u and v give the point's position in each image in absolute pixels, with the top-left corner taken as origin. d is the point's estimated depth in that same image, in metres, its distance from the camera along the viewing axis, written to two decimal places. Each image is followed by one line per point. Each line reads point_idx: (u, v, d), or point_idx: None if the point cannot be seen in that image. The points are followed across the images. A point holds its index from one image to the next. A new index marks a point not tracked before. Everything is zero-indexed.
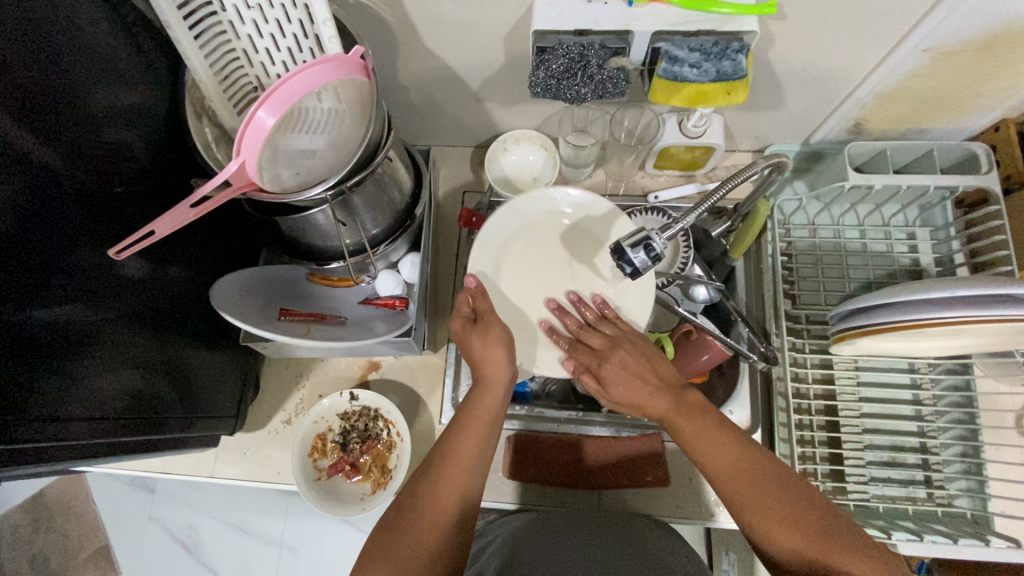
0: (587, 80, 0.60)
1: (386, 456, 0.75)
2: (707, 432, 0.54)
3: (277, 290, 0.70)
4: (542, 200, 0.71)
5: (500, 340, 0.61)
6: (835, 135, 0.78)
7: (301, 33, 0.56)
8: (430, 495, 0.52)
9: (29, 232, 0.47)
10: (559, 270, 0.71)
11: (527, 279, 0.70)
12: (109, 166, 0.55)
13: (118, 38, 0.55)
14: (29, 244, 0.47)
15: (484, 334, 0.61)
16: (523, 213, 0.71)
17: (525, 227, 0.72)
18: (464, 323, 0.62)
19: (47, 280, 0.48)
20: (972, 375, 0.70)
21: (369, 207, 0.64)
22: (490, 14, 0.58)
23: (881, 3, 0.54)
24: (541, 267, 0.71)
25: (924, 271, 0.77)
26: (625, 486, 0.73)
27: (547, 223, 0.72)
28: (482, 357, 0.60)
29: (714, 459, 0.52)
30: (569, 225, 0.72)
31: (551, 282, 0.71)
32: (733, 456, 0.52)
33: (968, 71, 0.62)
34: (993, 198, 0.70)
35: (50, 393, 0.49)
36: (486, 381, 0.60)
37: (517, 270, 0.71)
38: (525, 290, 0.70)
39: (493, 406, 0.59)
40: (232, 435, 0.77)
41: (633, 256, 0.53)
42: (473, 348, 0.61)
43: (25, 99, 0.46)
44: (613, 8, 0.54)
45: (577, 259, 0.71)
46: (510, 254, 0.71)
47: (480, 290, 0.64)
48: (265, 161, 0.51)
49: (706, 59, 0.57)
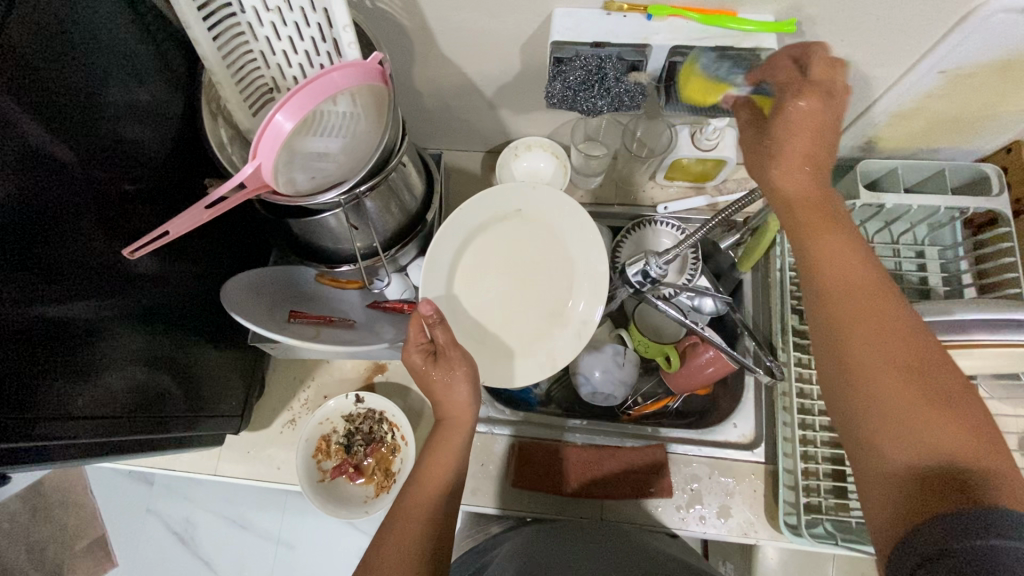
0: (605, 93, 0.58)
1: (389, 459, 0.75)
2: (850, 261, 0.48)
3: (286, 292, 0.69)
4: (505, 198, 0.72)
5: (463, 377, 0.62)
6: (847, 151, 0.78)
7: (319, 37, 0.56)
8: (388, 544, 0.54)
9: (44, 226, 0.47)
10: (538, 282, 0.73)
11: (507, 292, 0.73)
12: (122, 164, 0.55)
13: (135, 36, 0.56)
14: (44, 238, 0.47)
15: (445, 371, 0.62)
16: (497, 229, 0.73)
17: (483, 230, 0.73)
18: (425, 357, 0.62)
19: (57, 277, 0.48)
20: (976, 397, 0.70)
21: (381, 211, 0.65)
22: (508, 22, 0.58)
23: (900, 22, 0.54)
24: (508, 265, 0.73)
25: (932, 291, 0.76)
26: (630, 496, 0.72)
27: (521, 232, 0.74)
28: (443, 399, 0.62)
29: (844, 284, 0.48)
30: (552, 234, 0.73)
31: (510, 283, 0.73)
32: (868, 300, 0.47)
33: (984, 92, 0.62)
34: (1004, 220, 0.70)
35: (61, 388, 0.49)
36: (448, 423, 0.63)
37: (474, 276, 0.73)
38: (483, 293, 0.73)
39: (455, 449, 0.61)
40: (237, 433, 0.77)
41: (631, 275, 0.66)
42: (433, 385, 0.62)
43: (42, 95, 0.46)
44: (632, 22, 0.55)
45: (537, 260, 0.73)
46: (465, 259, 0.73)
47: (438, 321, 0.60)
48: (281, 165, 0.51)
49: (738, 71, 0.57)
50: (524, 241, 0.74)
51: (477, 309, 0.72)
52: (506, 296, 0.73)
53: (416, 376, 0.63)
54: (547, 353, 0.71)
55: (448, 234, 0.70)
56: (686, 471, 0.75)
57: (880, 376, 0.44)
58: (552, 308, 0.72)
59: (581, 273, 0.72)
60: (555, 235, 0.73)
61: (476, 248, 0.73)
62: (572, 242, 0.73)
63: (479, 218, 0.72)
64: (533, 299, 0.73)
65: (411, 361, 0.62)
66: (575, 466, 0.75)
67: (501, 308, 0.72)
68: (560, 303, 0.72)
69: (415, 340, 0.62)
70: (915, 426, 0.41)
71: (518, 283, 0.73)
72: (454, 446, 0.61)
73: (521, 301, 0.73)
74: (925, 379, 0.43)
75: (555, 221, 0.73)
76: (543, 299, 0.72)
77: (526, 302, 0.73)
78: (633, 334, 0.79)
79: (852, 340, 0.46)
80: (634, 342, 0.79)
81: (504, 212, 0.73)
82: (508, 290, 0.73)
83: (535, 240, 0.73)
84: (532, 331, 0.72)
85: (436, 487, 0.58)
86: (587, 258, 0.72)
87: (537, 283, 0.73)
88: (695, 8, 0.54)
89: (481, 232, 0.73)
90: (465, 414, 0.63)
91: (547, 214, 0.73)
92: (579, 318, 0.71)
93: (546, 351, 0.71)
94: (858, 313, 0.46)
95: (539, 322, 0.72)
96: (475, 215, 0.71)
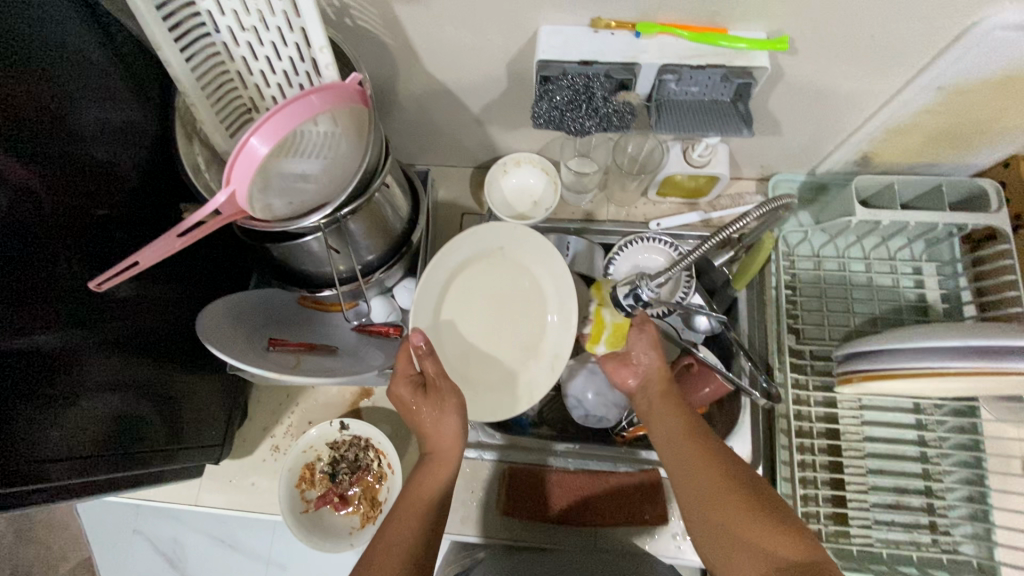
0: (593, 113, 0.57)
1: (376, 488, 0.72)
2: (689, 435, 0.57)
3: (266, 317, 0.67)
4: (487, 237, 0.72)
5: (452, 409, 0.60)
6: (844, 167, 0.76)
7: (297, 57, 0.54)
8: None
9: (15, 258, 0.45)
10: (516, 320, 0.73)
11: (487, 330, 0.73)
12: (94, 189, 0.53)
13: (105, 56, 0.53)
14: (14, 271, 0.45)
15: (435, 404, 0.60)
16: (478, 267, 0.73)
17: (467, 265, 0.73)
18: (414, 389, 0.60)
19: (34, 308, 0.47)
20: (978, 419, 0.68)
21: (363, 234, 0.63)
22: (493, 39, 0.57)
23: (895, 36, 0.53)
24: (489, 302, 0.73)
25: (930, 308, 0.75)
26: (626, 524, 0.71)
27: (500, 270, 0.74)
28: (432, 431, 0.60)
29: (668, 427, 0.59)
30: (528, 272, 0.74)
31: (493, 321, 0.73)
32: (678, 426, 0.58)
33: (981, 107, 0.61)
34: (1005, 236, 0.68)
35: (41, 426, 0.47)
36: (438, 457, 0.60)
37: (460, 310, 0.72)
38: (464, 328, 0.72)
39: (439, 483, 0.59)
40: (219, 462, 0.75)
41: (625, 297, 0.65)
42: (422, 419, 0.60)
43: (10, 122, 0.44)
44: (620, 40, 0.53)
45: (516, 298, 0.74)
46: (452, 295, 0.72)
47: (427, 351, 0.62)
48: (256, 191, 0.49)
49: (737, 98, 0.57)
50: (506, 277, 0.74)
51: (458, 343, 0.72)
52: (485, 332, 0.73)
53: (405, 409, 0.62)
54: (528, 392, 0.71)
55: (437, 270, 0.70)
56: None
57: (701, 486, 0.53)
58: (529, 343, 0.73)
59: (561, 312, 0.73)
60: (533, 272, 0.74)
61: (459, 286, 0.72)
62: (548, 277, 0.73)
63: (462, 257, 0.72)
64: (513, 336, 0.73)
65: (401, 394, 0.61)
66: (566, 493, 0.73)
67: (481, 343, 0.72)
68: (537, 337, 0.73)
69: (404, 371, 0.61)
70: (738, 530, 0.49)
71: (500, 322, 0.73)
72: (440, 480, 0.59)
73: (499, 336, 0.73)
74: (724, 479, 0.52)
75: (536, 257, 0.73)
76: (523, 333, 0.72)
77: (508, 341, 0.73)
78: None
79: (683, 466, 0.55)
80: None
81: (486, 250, 0.73)
82: (486, 324, 0.73)
83: (514, 277, 0.74)
84: (514, 367, 0.72)
85: (414, 528, 0.55)
86: (562, 294, 0.73)
87: (517, 320, 0.73)
88: (685, 25, 0.52)
89: (464, 268, 0.73)
90: (450, 450, 0.60)
91: (528, 252, 0.73)
92: (552, 353, 0.72)
93: (524, 386, 0.72)
94: (708, 482, 0.53)
95: (518, 360, 0.72)
96: (458, 251, 0.71)
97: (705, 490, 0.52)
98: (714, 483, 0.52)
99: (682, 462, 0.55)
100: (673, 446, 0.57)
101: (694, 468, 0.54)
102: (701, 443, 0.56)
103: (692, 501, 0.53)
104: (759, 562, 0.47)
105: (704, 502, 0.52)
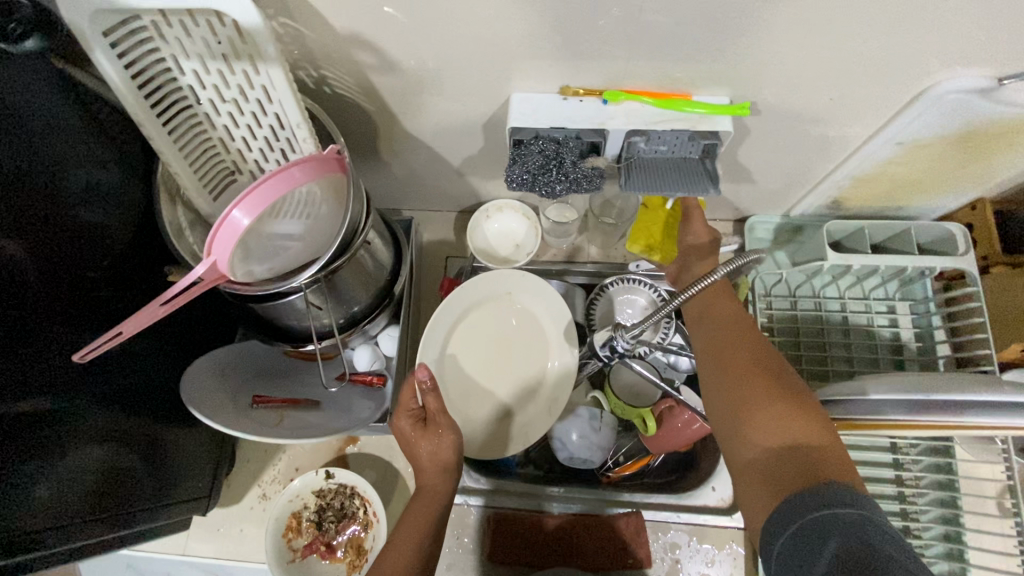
0: (563, 177, 0.58)
1: (361, 536, 0.73)
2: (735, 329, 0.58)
3: (252, 372, 0.68)
4: (494, 283, 0.75)
5: (450, 445, 0.61)
6: (816, 210, 0.78)
7: (277, 124, 0.56)
8: None
9: (12, 331, 0.47)
10: (514, 360, 0.76)
11: (484, 369, 0.75)
12: (84, 256, 0.55)
13: (90, 128, 0.55)
14: (12, 343, 0.47)
15: (432, 438, 0.61)
16: (481, 309, 0.76)
17: (472, 308, 0.76)
18: (414, 423, 0.61)
19: (32, 376, 0.48)
20: (954, 458, 0.69)
21: (351, 286, 0.65)
22: (469, 103, 0.59)
23: (853, 99, 0.55)
24: (489, 342, 0.76)
25: (905, 346, 0.77)
26: (610, 568, 0.73)
27: (499, 311, 0.77)
28: (428, 465, 0.61)
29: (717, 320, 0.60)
30: (527, 314, 0.77)
31: (491, 360, 0.76)
32: (729, 320, 0.59)
33: (943, 158, 0.63)
34: (970, 279, 0.70)
35: (33, 489, 0.49)
36: (429, 490, 0.60)
37: (462, 351, 0.75)
38: (463, 368, 0.74)
39: (431, 517, 0.59)
40: (207, 511, 0.75)
41: (600, 350, 0.64)
42: (418, 452, 0.61)
43: (6, 202, 0.46)
44: (589, 106, 0.55)
45: (515, 339, 0.76)
46: (455, 337, 0.75)
47: (432, 388, 0.61)
48: (237, 259, 0.51)
49: (705, 157, 0.59)
50: (505, 320, 0.77)
51: (459, 380, 0.74)
52: (486, 369, 0.75)
53: (404, 442, 0.63)
54: (523, 430, 0.74)
55: (442, 316, 0.73)
56: (665, 538, 0.74)
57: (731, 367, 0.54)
58: (526, 383, 0.76)
59: (559, 355, 0.76)
60: (536, 315, 0.78)
61: (462, 327, 0.75)
62: (549, 320, 0.77)
63: (470, 301, 0.75)
64: (511, 376, 0.75)
65: (402, 426, 0.62)
66: (547, 535, 0.74)
67: (480, 381, 0.75)
68: (535, 379, 0.76)
69: (407, 406, 0.63)
70: (756, 408, 0.49)
71: (498, 361, 0.76)
72: (431, 516, 0.59)
73: (498, 375, 0.75)
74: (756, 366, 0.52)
75: (537, 300, 0.76)
76: (521, 374, 0.75)
77: (504, 380, 0.75)
78: (608, 398, 0.77)
79: (719, 350, 0.57)
80: (610, 404, 0.78)
81: (493, 293, 0.77)
82: (484, 364, 0.75)
83: (517, 319, 0.77)
84: (508, 404, 0.75)
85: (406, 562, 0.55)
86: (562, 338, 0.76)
87: (517, 359, 0.76)
88: (650, 92, 0.55)
89: (470, 309, 0.76)
90: (442, 482, 0.61)
91: (532, 297, 0.77)
92: (549, 396, 0.75)
93: (519, 426, 0.74)
94: (745, 372, 0.52)
95: (514, 399, 0.75)
96: (468, 294, 0.75)
97: (743, 377, 0.52)
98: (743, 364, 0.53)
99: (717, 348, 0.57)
100: (717, 335, 0.58)
101: (732, 354, 0.55)
102: (749, 337, 0.56)
103: (724, 384, 0.53)
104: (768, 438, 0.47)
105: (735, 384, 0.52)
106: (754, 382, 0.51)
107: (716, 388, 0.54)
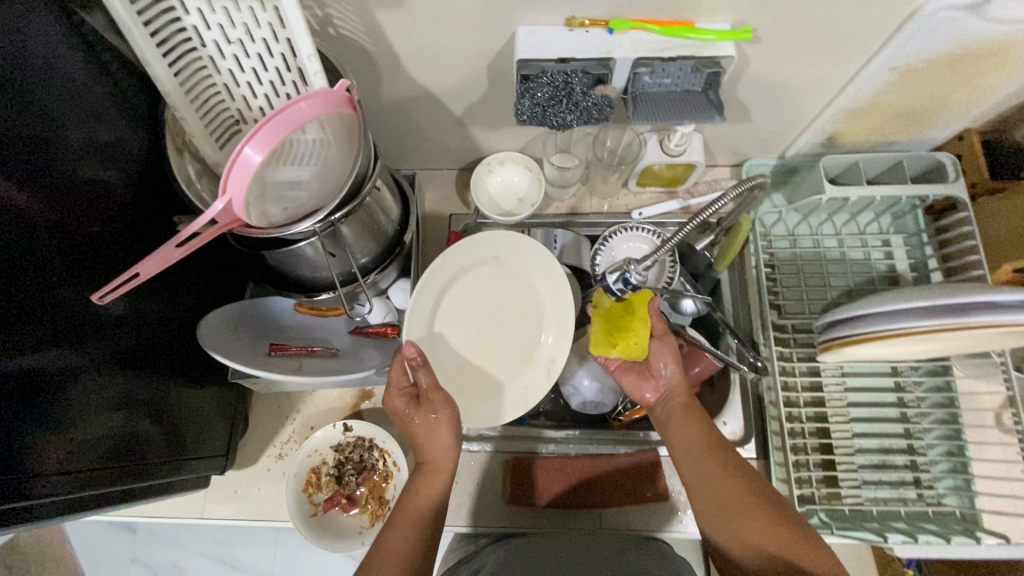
0: (573, 107, 0.60)
1: (382, 487, 0.73)
2: (705, 442, 0.60)
3: (264, 327, 0.69)
4: (483, 247, 0.73)
5: (444, 422, 0.61)
6: (810, 149, 0.80)
7: (283, 67, 0.55)
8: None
9: (20, 277, 0.46)
10: (511, 326, 0.74)
11: (481, 335, 0.73)
12: (90, 207, 0.54)
13: (93, 76, 0.54)
14: (18, 291, 0.46)
15: (429, 416, 0.61)
16: (472, 275, 0.74)
17: (462, 274, 0.74)
18: (408, 401, 0.61)
19: (39, 324, 0.48)
20: (952, 377, 0.73)
21: (357, 237, 0.64)
22: (473, 41, 0.59)
23: (849, 25, 0.57)
24: (481, 311, 0.74)
25: (900, 277, 0.79)
26: (625, 501, 0.73)
27: (490, 275, 0.75)
28: (427, 443, 0.61)
29: (687, 436, 0.61)
30: (523, 279, 0.75)
31: (484, 330, 0.74)
32: (696, 433, 0.61)
33: (934, 84, 0.65)
34: (961, 205, 0.73)
35: (49, 439, 0.48)
36: (432, 467, 0.61)
37: (455, 317, 0.73)
38: (460, 336, 0.73)
39: (435, 490, 0.60)
40: (223, 473, 0.75)
41: (612, 284, 0.71)
42: (417, 429, 0.61)
43: (8, 146, 0.45)
44: (595, 37, 0.56)
45: (509, 306, 0.75)
46: (448, 304, 0.73)
47: (422, 364, 0.60)
48: (253, 198, 0.50)
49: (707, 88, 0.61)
50: (500, 284, 0.75)
51: (452, 349, 0.72)
52: (484, 335, 0.74)
53: (401, 420, 0.62)
54: (520, 397, 0.72)
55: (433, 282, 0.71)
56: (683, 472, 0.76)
57: (719, 490, 0.56)
58: (523, 351, 0.74)
59: (552, 316, 0.74)
60: (530, 279, 0.75)
61: (455, 293, 0.73)
62: (544, 281, 0.75)
63: (460, 266, 0.73)
64: (507, 341, 0.74)
65: (395, 404, 0.61)
66: (564, 476, 0.75)
67: (477, 348, 0.73)
68: (530, 344, 0.74)
69: (398, 383, 0.61)
70: (755, 532, 0.52)
71: (495, 330, 0.74)
72: (437, 488, 0.60)
73: (496, 341, 0.74)
74: (739, 484, 0.56)
75: (526, 260, 0.74)
76: (516, 339, 0.74)
77: (502, 347, 0.74)
78: None
79: (698, 470, 0.58)
80: None
81: (481, 259, 0.74)
82: (481, 332, 0.73)
83: (510, 284, 0.75)
84: (507, 367, 0.73)
85: (414, 535, 0.55)
86: (558, 298, 0.74)
87: (510, 325, 0.74)
88: (654, 20, 0.56)
89: (461, 275, 0.74)
90: (445, 459, 0.61)
91: (521, 259, 0.74)
92: (548, 359, 0.74)
93: (518, 391, 0.73)
94: (732, 490, 0.55)
95: (511, 362, 0.74)
96: (456, 260, 0.72)
97: (728, 496, 0.55)
98: (728, 484, 0.56)
99: (697, 469, 0.58)
100: (690, 454, 0.60)
101: (715, 474, 0.57)
102: (721, 450, 0.59)
103: (711, 505, 0.56)
104: (767, 558, 0.51)
105: (726, 506, 0.55)
106: (744, 501, 0.54)
107: (707, 510, 0.56)
